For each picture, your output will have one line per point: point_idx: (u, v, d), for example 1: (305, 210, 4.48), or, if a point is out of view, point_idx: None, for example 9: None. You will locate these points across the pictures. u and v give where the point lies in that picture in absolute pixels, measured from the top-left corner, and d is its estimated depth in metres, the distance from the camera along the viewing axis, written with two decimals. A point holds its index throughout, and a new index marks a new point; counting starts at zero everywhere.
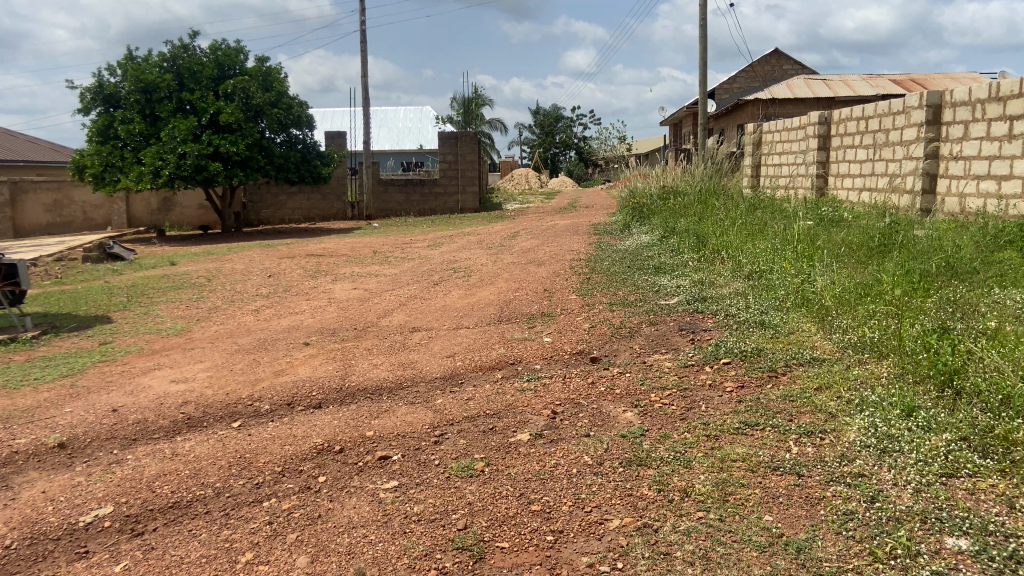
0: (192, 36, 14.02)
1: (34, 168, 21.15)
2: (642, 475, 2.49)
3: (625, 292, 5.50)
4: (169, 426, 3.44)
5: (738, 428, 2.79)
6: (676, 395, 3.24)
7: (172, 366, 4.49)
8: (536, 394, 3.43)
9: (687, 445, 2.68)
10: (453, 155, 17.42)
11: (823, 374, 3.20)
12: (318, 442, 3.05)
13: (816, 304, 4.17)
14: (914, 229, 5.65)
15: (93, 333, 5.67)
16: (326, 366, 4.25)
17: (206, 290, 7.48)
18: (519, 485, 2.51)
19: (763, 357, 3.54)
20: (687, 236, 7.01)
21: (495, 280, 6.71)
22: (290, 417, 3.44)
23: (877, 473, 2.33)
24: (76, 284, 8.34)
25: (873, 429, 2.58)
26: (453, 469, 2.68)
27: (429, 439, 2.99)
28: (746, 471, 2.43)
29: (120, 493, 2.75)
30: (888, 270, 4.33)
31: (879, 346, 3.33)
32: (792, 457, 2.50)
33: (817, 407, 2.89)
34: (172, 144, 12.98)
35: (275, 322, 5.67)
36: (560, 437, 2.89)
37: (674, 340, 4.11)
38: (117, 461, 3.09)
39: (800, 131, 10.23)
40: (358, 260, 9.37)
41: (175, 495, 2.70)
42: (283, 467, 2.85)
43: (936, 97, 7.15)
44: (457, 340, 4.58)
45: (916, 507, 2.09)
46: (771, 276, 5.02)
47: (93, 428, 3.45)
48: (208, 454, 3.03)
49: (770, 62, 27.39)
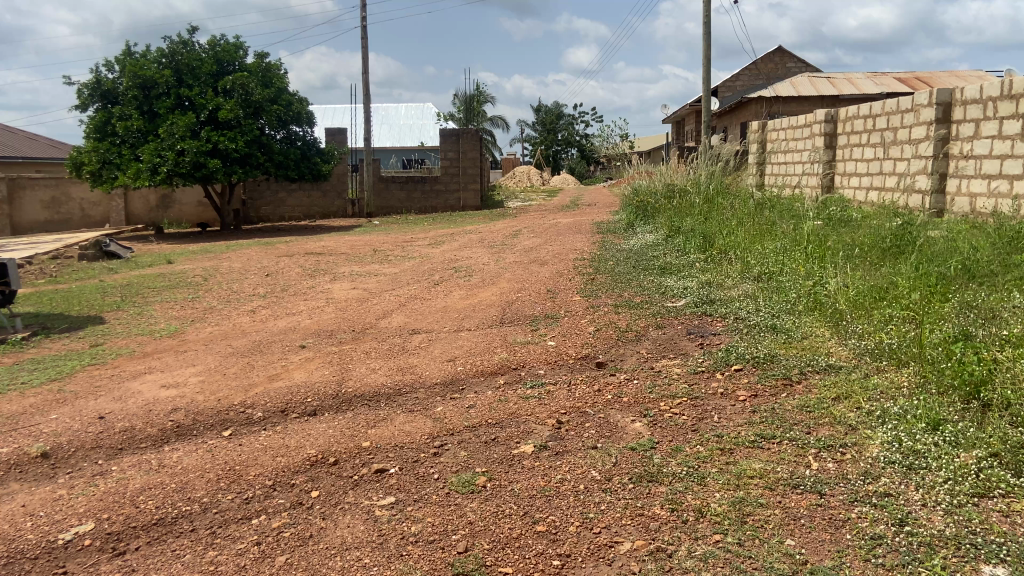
0: (191, 32, 13.88)
1: (34, 165, 21.06)
2: (654, 492, 2.35)
3: (630, 293, 5.36)
4: (157, 435, 3.30)
5: (753, 441, 2.64)
6: (687, 404, 3.10)
7: (163, 370, 4.36)
8: (540, 402, 3.29)
9: (700, 460, 2.53)
10: (455, 152, 17.28)
11: (841, 384, 3.05)
12: (312, 453, 2.91)
13: (829, 307, 4.02)
14: (927, 229, 5.50)
15: (85, 334, 5.54)
16: (323, 370, 4.11)
17: (202, 289, 7.35)
18: (523, 503, 2.37)
19: (777, 364, 3.40)
20: (692, 235, 6.86)
21: (496, 280, 6.57)
22: (283, 426, 3.30)
23: (904, 493, 2.18)
24: (71, 283, 8.20)
25: (897, 444, 2.44)
26: (452, 485, 2.54)
27: (428, 451, 2.85)
28: (764, 490, 2.29)
29: (102, 509, 2.61)
30: (903, 273, 4.18)
31: (897, 353, 3.19)
32: (812, 473, 2.36)
33: (836, 418, 2.74)
34: (171, 140, 12.83)
35: (271, 323, 5.54)
36: (566, 450, 2.75)
37: (682, 344, 3.97)
38: (101, 473, 2.96)
39: (806, 129, 10.09)
40: (358, 259, 9.24)
41: (159, 511, 2.56)
42: (274, 480, 2.71)
43: (946, 95, 6.98)
44: (458, 343, 4.44)
45: (949, 532, 1.95)
46: (781, 278, 4.87)
47: (79, 437, 3.31)
48: (196, 466, 2.90)
49: (773, 59, 27.20)
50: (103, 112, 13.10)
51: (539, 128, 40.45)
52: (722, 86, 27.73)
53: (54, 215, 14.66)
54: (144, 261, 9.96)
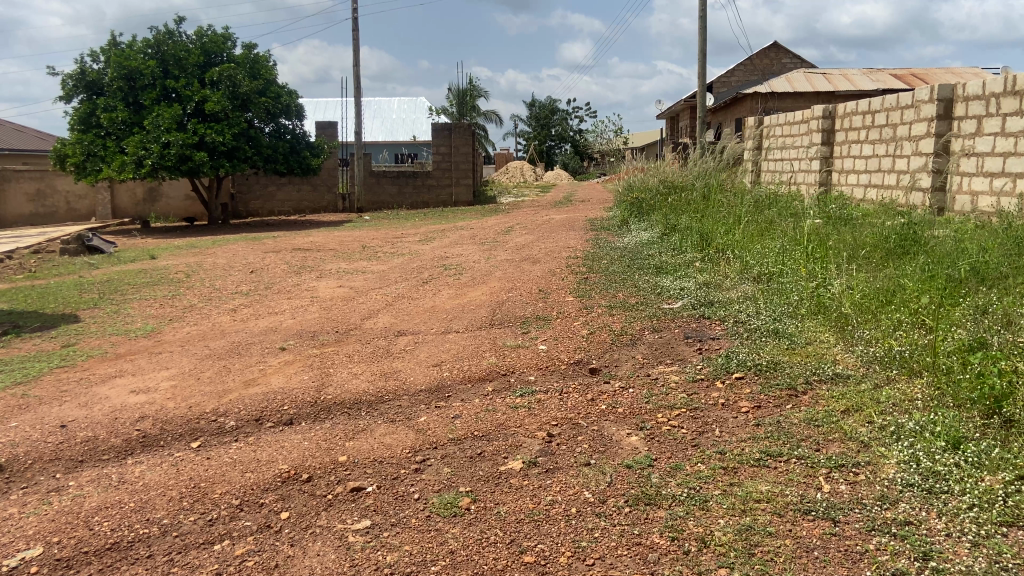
0: (178, 22, 13.60)
1: (19, 156, 20.74)
2: (652, 517, 2.16)
3: (626, 294, 5.17)
4: (121, 446, 3.09)
5: (759, 459, 2.45)
6: (686, 416, 2.90)
7: (134, 374, 4.12)
8: (530, 412, 3.09)
9: (701, 480, 2.34)
10: (448, 146, 17.06)
11: (849, 395, 2.86)
12: (284, 469, 2.71)
13: (834, 311, 3.83)
14: (933, 229, 5.32)
15: (58, 334, 5.30)
16: (302, 375, 3.89)
17: (184, 286, 7.11)
18: (509, 529, 2.17)
19: (781, 372, 3.21)
20: (689, 234, 6.67)
21: (487, 279, 6.35)
22: (256, 437, 3.10)
23: (925, 521, 2.01)
24: (48, 279, 7.94)
25: (915, 465, 2.27)
26: (434, 507, 2.34)
27: (408, 467, 2.65)
28: (772, 516, 2.10)
29: (52, 532, 2.40)
30: (910, 274, 3.99)
31: (909, 362, 3.01)
32: (823, 497, 2.17)
33: (847, 433, 2.56)
34: (156, 133, 12.52)
35: (252, 323, 5.32)
36: (557, 467, 2.56)
37: (679, 349, 3.78)
38: (58, 489, 2.74)
39: (804, 125, 9.91)
40: (346, 255, 9.00)
41: (115, 534, 2.35)
42: (241, 499, 2.51)
43: (947, 91, 6.81)
44: (445, 346, 4.24)
45: (979, 568, 1.77)
46: (781, 280, 4.68)
47: (37, 448, 3.10)
48: (158, 482, 2.69)
49: (770, 55, 27.11)
50: (87, 103, 12.80)
51: (533, 124, 40.21)
52: (716, 82, 27.58)
53: (39, 208, 14.55)
54: (127, 256, 9.71)
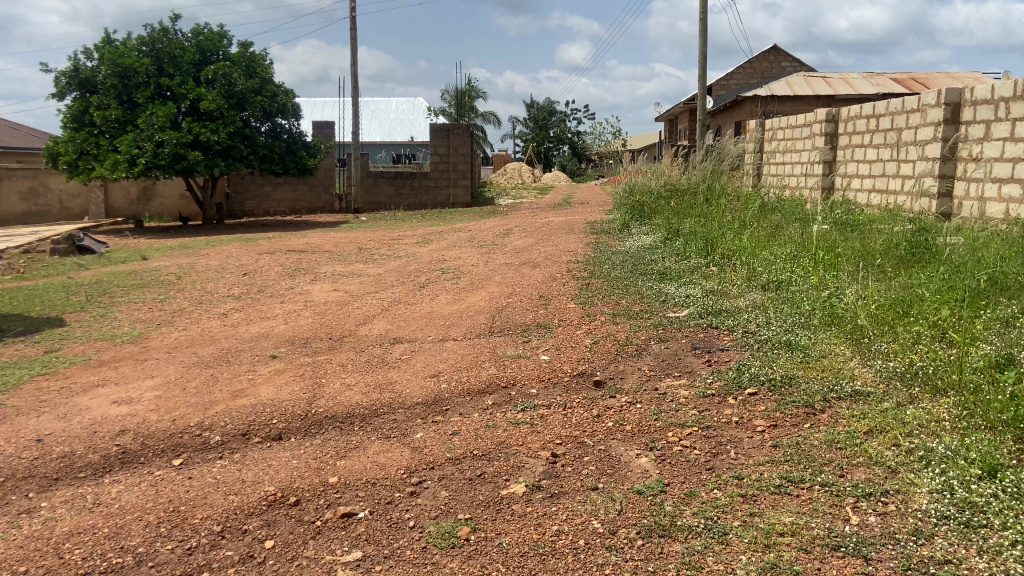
0: (172, 19, 13.41)
1: (13, 155, 20.55)
2: (668, 551, 1.99)
3: (629, 301, 5.01)
4: (98, 462, 2.92)
5: (779, 485, 2.29)
6: (698, 435, 2.73)
7: (117, 383, 3.93)
8: (532, 430, 2.91)
9: (719, 509, 2.17)
10: (445, 147, 16.87)
11: (871, 415, 2.69)
12: (271, 491, 2.53)
13: (848, 322, 3.67)
14: (944, 236, 5.16)
15: (41, 338, 5.12)
16: (291, 386, 3.70)
17: (174, 289, 6.92)
18: (512, 563, 2.01)
19: (797, 389, 3.04)
20: (693, 238, 6.53)
21: (486, 284, 6.17)
22: (242, 454, 2.92)
23: (965, 560, 1.84)
24: (36, 280, 7.75)
25: (949, 494, 2.11)
26: (430, 536, 2.17)
27: (403, 490, 2.48)
28: (799, 552, 1.94)
29: (19, 560, 2.21)
30: (927, 284, 3.82)
31: (933, 379, 2.83)
32: (852, 530, 2.01)
33: (872, 457, 2.40)
34: (149, 131, 12.31)
35: (242, 329, 5.14)
36: (563, 492, 2.39)
37: (688, 361, 3.61)
38: (28, 511, 2.57)
39: (807, 130, 9.78)
40: (341, 257, 8.81)
41: (86, 564, 2.18)
42: (223, 525, 2.33)
43: (955, 94, 6.67)
44: (442, 356, 4.05)
45: None
46: (790, 288, 4.52)
47: (10, 464, 2.92)
48: (136, 505, 2.51)
49: (769, 59, 27.03)
50: (80, 100, 12.61)
51: (531, 125, 40.09)
52: (716, 85, 27.45)
53: (31, 206, 14.39)
54: (118, 256, 9.53)
